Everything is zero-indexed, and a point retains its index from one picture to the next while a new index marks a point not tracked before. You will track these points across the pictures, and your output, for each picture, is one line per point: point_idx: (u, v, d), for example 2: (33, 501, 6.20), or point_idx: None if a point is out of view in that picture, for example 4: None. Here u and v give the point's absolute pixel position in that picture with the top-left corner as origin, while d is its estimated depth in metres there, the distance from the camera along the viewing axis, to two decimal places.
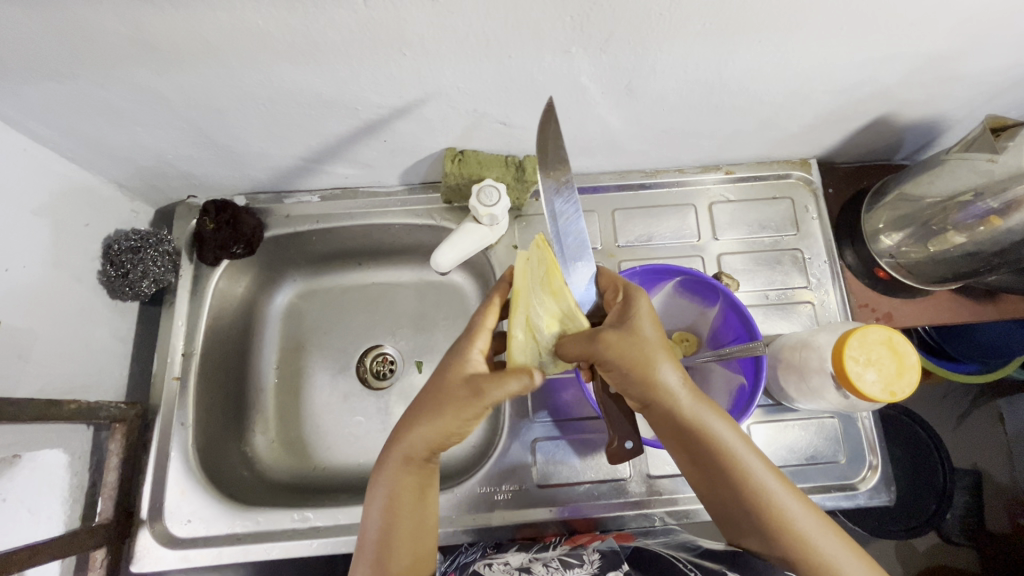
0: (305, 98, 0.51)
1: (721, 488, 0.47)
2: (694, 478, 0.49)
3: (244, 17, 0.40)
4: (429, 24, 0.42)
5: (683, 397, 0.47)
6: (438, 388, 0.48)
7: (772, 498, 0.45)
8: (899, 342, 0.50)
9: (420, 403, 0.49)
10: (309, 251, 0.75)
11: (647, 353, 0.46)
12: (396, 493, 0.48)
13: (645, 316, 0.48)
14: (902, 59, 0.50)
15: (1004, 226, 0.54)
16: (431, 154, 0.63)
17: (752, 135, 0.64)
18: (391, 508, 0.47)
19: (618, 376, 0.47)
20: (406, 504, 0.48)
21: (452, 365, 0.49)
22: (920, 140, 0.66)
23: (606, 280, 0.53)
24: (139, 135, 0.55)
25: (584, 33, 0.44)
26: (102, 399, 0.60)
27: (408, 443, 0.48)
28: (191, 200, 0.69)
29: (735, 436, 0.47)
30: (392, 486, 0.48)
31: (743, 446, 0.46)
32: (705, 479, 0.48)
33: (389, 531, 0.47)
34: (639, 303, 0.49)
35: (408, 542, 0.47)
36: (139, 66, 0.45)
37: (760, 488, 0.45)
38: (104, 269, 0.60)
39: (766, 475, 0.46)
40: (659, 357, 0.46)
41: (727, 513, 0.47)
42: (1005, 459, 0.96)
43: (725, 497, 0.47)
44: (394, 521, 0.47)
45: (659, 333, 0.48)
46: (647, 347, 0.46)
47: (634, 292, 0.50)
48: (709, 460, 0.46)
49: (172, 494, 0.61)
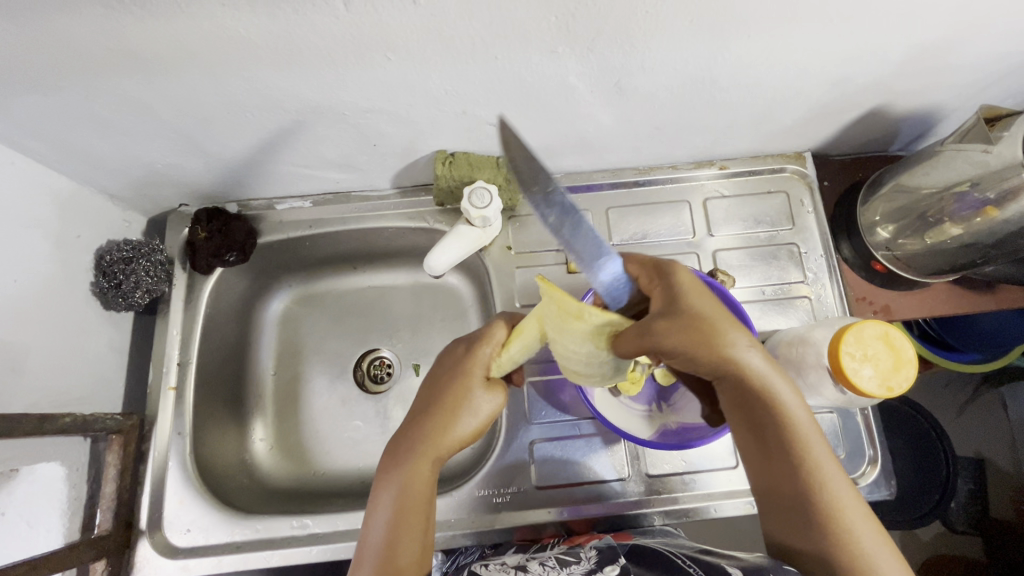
0: (292, 104, 0.50)
1: (780, 464, 0.45)
2: (751, 455, 0.47)
3: (226, 25, 0.40)
4: (413, 28, 0.41)
5: (758, 369, 0.45)
6: (459, 386, 0.50)
7: (823, 479, 0.44)
8: (895, 337, 0.50)
9: (438, 401, 0.50)
10: (303, 256, 0.74)
11: (715, 329, 0.45)
12: (412, 490, 0.47)
13: (699, 293, 0.47)
14: (893, 50, 0.49)
15: (1000, 218, 0.52)
16: (422, 157, 0.63)
17: (746, 129, 0.63)
18: (405, 502, 0.47)
19: (684, 357, 0.45)
20: (420, 502, 0.47)
21: (467, 364, 0.52)
22: (915, 130, 0.65)
23: (635, 268, 0.49)
24: (126, 145, 0.55)
25: (571, 33, 0.43)
26: (98, 411, 0.60)
27: (428, 440, 0.49)
28: (183, 209, 0.69)
29: (803, 410, 0.46)
30: (409, 481, 0.47)
31: (808, 420, 0.46)
32: (763, 456, 0.46)
33: (400, 526, 0.46)
34: (682, 280, 0.47)
35: (417, 536, 0.46)
36: (122, 76, 0.45)
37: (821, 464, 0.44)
38: (97, 280, 0.60)
39: (827, 450, 0.45)
40: (729, 332, 0.45)
41: (779, 492, 0.46)
42: (1008, 446, 0.95)
43: (782, 476, 0.45)
44: (406, 516, 0.46)
45: (721, 312, 0.46)
46: (710, 322, 0.45)
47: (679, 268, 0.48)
48: (771, 435, 0.45)
49: (171, 504, 0.61)
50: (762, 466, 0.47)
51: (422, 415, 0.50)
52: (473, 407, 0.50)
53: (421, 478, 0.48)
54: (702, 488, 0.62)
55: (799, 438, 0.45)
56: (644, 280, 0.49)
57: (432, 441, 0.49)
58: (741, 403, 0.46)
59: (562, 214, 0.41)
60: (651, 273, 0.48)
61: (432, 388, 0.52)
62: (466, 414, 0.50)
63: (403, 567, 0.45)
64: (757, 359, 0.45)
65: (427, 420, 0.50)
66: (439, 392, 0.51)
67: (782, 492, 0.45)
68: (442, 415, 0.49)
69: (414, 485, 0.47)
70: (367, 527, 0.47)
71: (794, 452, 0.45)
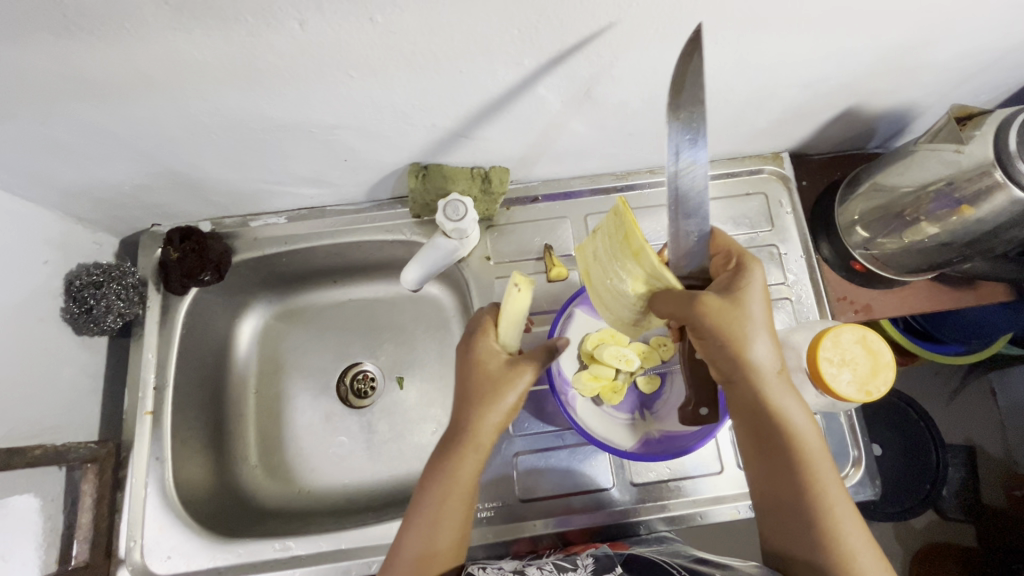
0: (257, 124, 0.50)
1: (782, 473, 0.45)
2: (752, 458, 0.47)
3: (179, 48, 0.39)
4: (373, 46, 0.41)
5: (771, 374, 0.44)
6: (496, 376, 0.50)
7: (823, 488, 0.43)
8: (872, 340, 0.50)
9: (476, 393, 0.50)
10: (282, 271, 0.73)
11: (750, 327, 0.43)
12: (455, 485, 0.48)
13: (757, 290, 0.45)
14: (862, 52, 0.49)
15: (975, 216, 0.51)
16: (395, 170, 0.62)
17: (722, 132, 0.63)
18: (446, 497, 0.48)
19: (710, 345, 0.44)
20: (461, 495, 0.48)
21: (495, 354, 0.51)
22: (893, 128, 0.65)
23: (720, 248, 0.49)
24: (90, 169, 0.54)
25: (535, 46, 0.43)
26: (72, 439, 0.59)
27: (471, 434, 0.49)
28: (155, 228, 0.68)
29: (811, 428, 0.45)
30: (451, 476, 0.48)
31: (816, 439, 0.45)
32: (763, 461, 0.46)
33: (441, 514, 0.48)
34: (752, 276, 0.45)
35: (456, 524, 0.48)
36: (80, 103, 0.44)
37: (821, 475, 0.44)
38: (67, 305, 0.59)
39: (830, 470, 0.44)
40: (757, 332, 0.44)
41: (777, 497, 0.45)
42: (997, 432, 0.96)
43: (782, 486, 0.45)
44: (446, 509, 0.48)
45: (766, 314, 0.44)
46: (749, 322, 0.43)
47: (750, 263, 0.46)
48: (774, 443, 0.45)
49: (151, 530, 0.61)
50: (764, 470, 0.46)
51: (461, 407, 0.50)
52: (510, 396, 0.49)
53: (463, 474, 0.48)
54: (688, 495, 0.62)
55: (804, 452, 0.44)
56: (721, 261, 0.49)
57: (473, 436, 0.49)
58: (750, 405, 0.45)
59: (691, 147, 0.43)
60: (730, 258, 0.47)
61: (466, 377, 0.51)
62: (504, 403, 0.49)
63: (441, 551, 0.47)
64: (778, 368, 0.44)
65: (467, 412, 0.49)
66: (476, 383, 0.50)
67: (781, 497, 0.45)
68: (481, 407, 0.49)
69: (455, 481, 0.48)
70: (405, 520, 0.49)
71: (795, 462, 0.44)
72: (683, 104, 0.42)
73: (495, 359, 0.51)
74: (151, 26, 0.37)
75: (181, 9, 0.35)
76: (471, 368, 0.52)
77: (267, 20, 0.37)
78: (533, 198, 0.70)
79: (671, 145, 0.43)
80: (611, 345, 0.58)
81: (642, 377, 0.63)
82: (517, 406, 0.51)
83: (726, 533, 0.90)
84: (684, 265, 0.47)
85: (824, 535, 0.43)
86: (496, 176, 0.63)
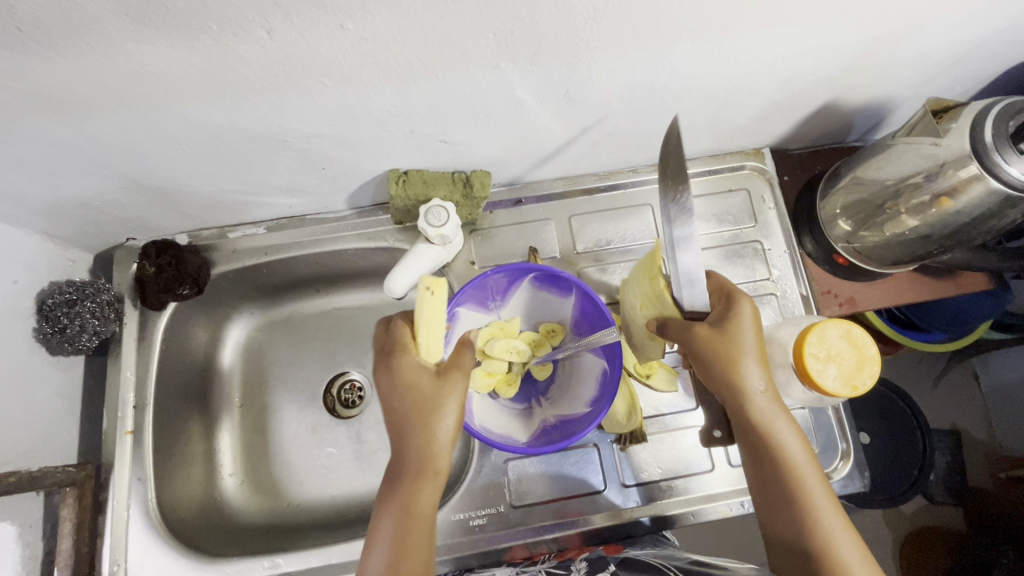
0: (230, 134, 0.48)
1: (778, 499, 0.45)
2: (754, 487, 0.47)
3: (143, 60, 0.38)
4: (345, 53, 0.40)
5: (763, 404, 0.46)
6: (427, 393, 0.48)
7: (822, 519, 0.43)
8: (857, 335, 0.50)
9: (409, 414, 0.47)
10: (263, 283, 0.72)
11: (739, 355, 0.45)
12: (411, 507, 0.45)
13: (748, 321, 0.46)
14: (837, 48, 0.49)
15: (954, 207, 0.51)
16: (374, 177, 0.61)
17: (703, 130, 0.62)
18: (406, 520, 0.45)
19: (705, 372, 0.47)
20: (421, 517, 0.45)
21: (421, 370, 0.49)
22: (870, 121, 0.65)
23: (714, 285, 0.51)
24: (57, 185, 0.52)
25: (510, 48, 0.42)
26: (49, 463, 0.57)
27: (416, 454, 0.47)
28: (130, 243, 0.66)
29: (804, 458, 0.45)
30: (409, 498, 0.45)
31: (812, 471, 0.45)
32: (760, 488, 0.46)
33: (403, 541, 0.44)
34: (741, 309, 0.47)
35: (420, 550, 0.44)
36: (45, 120, 0.43)
37: (820, 509, 0.44)
38: (39, 326, 0.57)
39: (829, 499, 0.44)
40: (747, 361, 0.46)
41: (779, 527, 0.45)
42: (983, 416, 0.97)
43: (781, 514, 0.45)
44: (410, 532, 0.44)
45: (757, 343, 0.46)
46: (741, 352, 0.45)
47: (740, 298, 0.48)
48: (767, 468, 0.45)
49: (135, 553, 0.59)
50: (764, 499, 0.46)
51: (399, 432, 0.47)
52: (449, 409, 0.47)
53: (418, 495, 0.45)
54: (680, 494, 0.62)
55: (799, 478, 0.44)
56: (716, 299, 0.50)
57: (418, 458, 0.47)
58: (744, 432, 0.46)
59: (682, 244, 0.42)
60: (722, 295, 0.49)
61: (399, 400, 0.48)
62: (445, 416, 0.47)
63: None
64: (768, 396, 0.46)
65: (407, 433, 0.47)
66: (411, 402, 0.47)
67: (781, 527, 0.45)
68: (422, 423, 0.47)
69: (412, 504, 0.45)
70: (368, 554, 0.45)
71: (790, 489, 0.44)
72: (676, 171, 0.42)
73: (424, 374, 0.48)
74: (113, 39, 0.35)
75: (143, 20, 0.34)
76: (398, 391, 0.48)
77: (234, 30, 0.36)
78: (516, 201, 0.70)
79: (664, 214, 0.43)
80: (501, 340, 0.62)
81: (534, 367, 0.65)
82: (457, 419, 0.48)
83: (719, 529, 0.90)
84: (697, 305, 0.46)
85: (824, 563, 0.42)
86: (478, 181, 0.61)
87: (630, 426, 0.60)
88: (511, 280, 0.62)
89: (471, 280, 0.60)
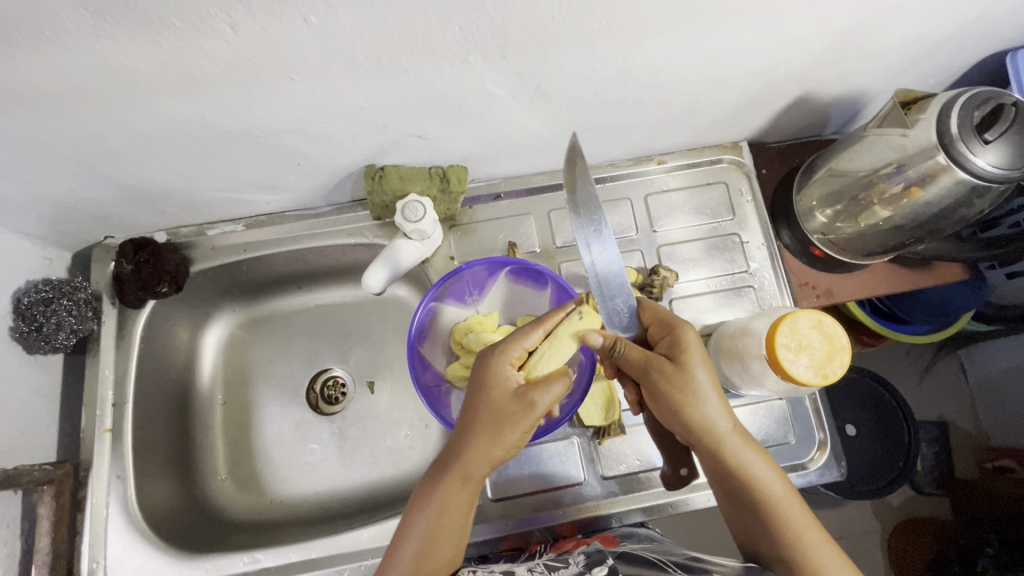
0: (201, 130, 0.48)
1: (753, 515, 0.48)
2: (729, 508, 0.51)
3: (107, 56, 0.38)
4: (311, 48, 0.40)
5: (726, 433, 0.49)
6: (487, 401, 0.49)
7: (796, 531, 0.46)
8: (828, 325, 0.50)
9: (468, 418, 0.50)
10: (244, 280, 0.72)
11: (696, 386, 0.49)
12: (447, 509, 0.48)
13: (697, 355, 0.49)
14: (807, 41, 0.49)
15: (924, 197, 0.52)
16: (352, 173, 0.61)
17: (680, 122, 0.63)
18: (439, 524, 0.48)
19: (667, 407, 0.50)
20: (451, 524, 0.48)
21: (487, 376, 0.50)
22: (845, 115, 0.66)
23: (649, 315, 0.54)
24: (31, 184, 0.52)
25: (477, 42, 0.42)
26: (27, 461, 0.57)
27: (461, 463, 0.48)
28: (108, 241, 0.66)
29: (772, 477, 0.49)
30: (441, 507, 0.48)
31: (779, 486, 0.48)
32: (733, 504, 0.50)
33: (433, 537, 0.47)
34: (685, 339, 0.50)
35: (448, 549, 0.48)
36: (12, 117, 0.42)
37: (792, 521, 0.47)
38: (14, 324, 0.57)
39: (801, 513, 0.47)
40: (707, 390, 0.49)
41: (756, 540, 0.48)
42: (969, 407, 0.98)
43: (760, 535, 0.48)
44: (437, 539, 0.47)
45: (710, 375, 0.49)
46: (697, 384, 0.48)
47: (682, 326, 0.51)
48: (741, 496, 0.49)
49: (115, 550, 0.59)
50: (739, 516, 0.50)
51: (458, 432, 0.50)
52: (516, 427, 0.49)
53: (456, 502, 0.48)
54: (658, 485, 0.63)
55: (772, 503, 0.48)
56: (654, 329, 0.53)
57: (463, 468, 0.48)
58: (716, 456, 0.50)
59: (590, 239, 0.51)
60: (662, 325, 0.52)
61: (472, 403, 0.50)
62: (507, 428, 0.48)
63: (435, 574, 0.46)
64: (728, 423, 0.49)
65: (458, 436, 0.50)
66: (470, 406, 0.50)
67: (759, 542, 0.48)
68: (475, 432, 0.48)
69: (448, 510, 0.48)
70: (395, 546, 0.47)
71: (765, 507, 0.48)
72: (580, 202, 0.50)
73: (508, 381, 0.50)
74: (74, 34, 0.35)
75: (103, 14, 0.34)
76: (475, 389, 0.51)
77: (196, 24, 0.36)
78: (495, 196, 0.70)
79: (582, 240, 0.51)
80: (478, 333, 0.63)
81: None
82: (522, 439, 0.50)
83: (704, 522, 0.91)
84: (615, 326, 0.55)
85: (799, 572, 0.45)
86: (455, 176, 0.62)
87: (607, 418, 0.63)
88: (490, 274, 0.64)
89: (450, 275, 0.63)
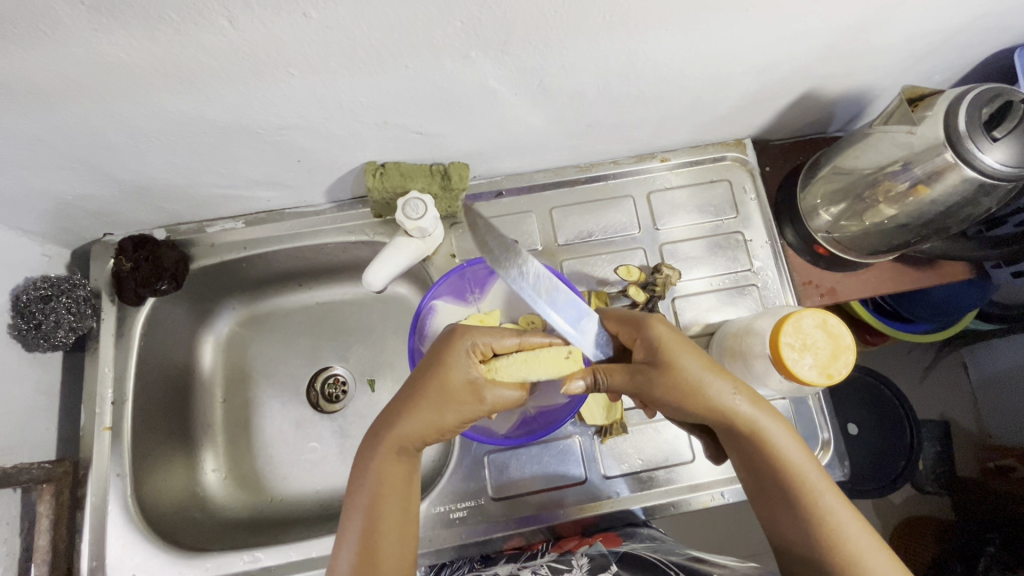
0: (201, 126, 0.48)
1: (785, 513, 0.45)
2: (761, 509, 0.47)
3: (104, 51, 0.37)
4: (311, 42, 0.39)
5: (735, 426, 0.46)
6: (423, 376, 0.48)
7: (830, 520, 0.43)
8: (832, 324, 0.50)
9: (403, 395, 0.49)
10: (243, 277, 0.72)
11: (689, 378, 0.46)
12: (385, 483, 0.47)
13: (675, 346, 0.47)
14: (813, 36, 0.49)
15: (930, 195, 0.51)
16: (352, 169, 0.60)
17: (684, 118, 0.62)
18: (378, 499, 0.47)
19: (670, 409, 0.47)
20: (393, 498, 0.47)
21: (430, 358, 0.49)
22: (850, 112, 0.65)
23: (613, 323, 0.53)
24: (29, 180, 0.51)
25: (478, 38, 0.42)
26: (26, 459, 0.57)
27: (396, 437, 0.47)
28: (107, 238, 0.66)
29: (797, 463, 0.45)
30: (380, 482, 0.47)
31: (807, 473, 0.45)
32: (763, 505, 0.46)
33: (377, 514, 0.46)
34: (656, 332, 0.48)
35: (395, 525, 0.46)
36: (9, 112, 0.42)
37: (822, 509, 0.43)
38: (13, 321, 0.57)
39: (833, 498, 0.44)
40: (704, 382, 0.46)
41: (792, 541, 0.44)
42: (971, 407, 0.97)
43: (790, 530, 0.44)
44: (381, 515, 0.46)
45: (701, 364, 0.47)
46: (688, 376, 0.46)
47: (652, 321, 0.49)
48: (769, 493, 0.46)
49: (115, 548, 0.59)
50: (771, 516, 0.46)
51: (393, 407, 0.49)
52: (458, 409, 0.48)
53: (393, 473, 0.47)
54: (660, 486, 0.62)
55: (799, 495, 0.44)
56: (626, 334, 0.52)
57: (399, 442, 0.47)
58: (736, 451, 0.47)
59: (533, 288, 0.49)
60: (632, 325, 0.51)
61: (413, 383, 0.49)
62: (446, 403, 0.47)
63: (381, 550, 0.45)
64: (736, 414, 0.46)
65: (394, 411, 0.48)
66: (409, 385, 0.49)
67: (795, 544, 0.44)
68: (410, 406, 0.47)
69: (384, 483, 0.47)
70: (343, 528, 0.47)
71: (795, 501, 0.44)
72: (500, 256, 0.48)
73: (461, 369, 0.48)
74: (71, 29, 0.35)
75: (99, 8, 0.34)
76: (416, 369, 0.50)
77: (194, 18, 0.36)
78: (496, 193, 0.69)
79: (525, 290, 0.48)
80: None
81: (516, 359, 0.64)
82: (461, 424, 0.49)
83: (705, 522, 0.91)
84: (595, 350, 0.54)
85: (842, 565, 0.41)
86: (456, 174, 0.61)
87: (609, 418, 0.62)
88: (490, 271, 0.65)
89: (449, 275, 0.63)
